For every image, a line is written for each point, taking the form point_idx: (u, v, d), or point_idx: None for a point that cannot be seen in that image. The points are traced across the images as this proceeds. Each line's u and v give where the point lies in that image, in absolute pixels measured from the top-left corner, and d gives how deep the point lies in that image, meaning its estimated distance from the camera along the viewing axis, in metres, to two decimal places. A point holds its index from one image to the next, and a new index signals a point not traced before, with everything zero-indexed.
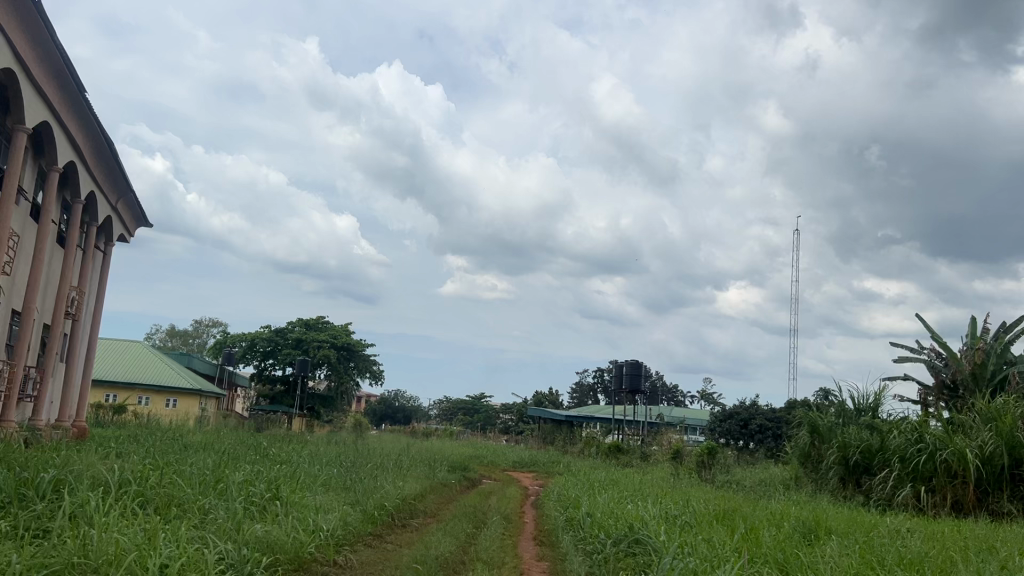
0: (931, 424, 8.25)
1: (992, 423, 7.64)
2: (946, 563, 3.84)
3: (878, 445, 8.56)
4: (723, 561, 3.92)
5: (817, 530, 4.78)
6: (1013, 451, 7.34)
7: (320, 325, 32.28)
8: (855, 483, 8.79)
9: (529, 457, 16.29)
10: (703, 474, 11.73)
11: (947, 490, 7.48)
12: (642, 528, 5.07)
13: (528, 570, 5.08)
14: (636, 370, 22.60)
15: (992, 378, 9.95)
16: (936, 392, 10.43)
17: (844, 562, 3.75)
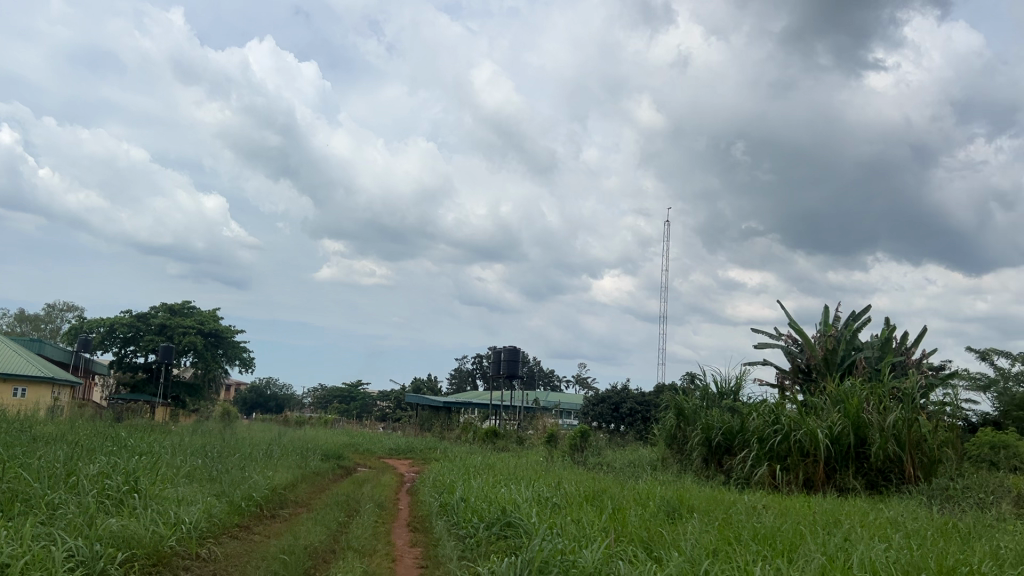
0: (787, 406, 8.75)
1: (841, 405, 8.19)
2: (795, 537, 4.09)
3: (739, 426, 9.02)
4: (589, 541, 4.04)
5: (681, 509, 4.99)
6: (858, 430, 7.90)
7: (186, 310, 30.99)
8: (716, 462, 9.22)
9: (404, 444, 16.21)
10: (576, 457, 12.01)
11: (799, 468, 7.96)
12: (514, 511, 5.15)
13: (400, 557, 5.07)
14: (513, 356, 22.87)
15: (842, 362, 10.64)
16: (792, 376, 11.06)
17: (703, 538, 3.93)
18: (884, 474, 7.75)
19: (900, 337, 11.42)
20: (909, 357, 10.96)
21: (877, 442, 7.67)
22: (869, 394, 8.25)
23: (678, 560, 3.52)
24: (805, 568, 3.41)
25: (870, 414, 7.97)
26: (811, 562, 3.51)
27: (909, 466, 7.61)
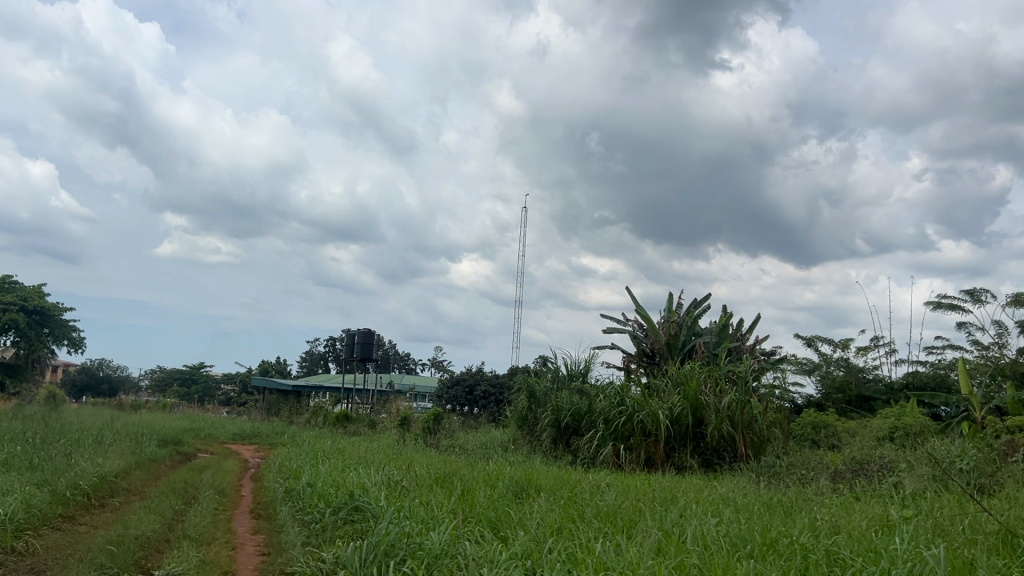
0: (632, 388, 9.11)
1: (681, 387, 8.62)
2: (635, 514, 4.27)
3: (586, 408, 9.31)
4: (436, 523, 4.05)
5: (528, 489, 5.09)
6: (696, 411, 8.34)
7: (6, 285, 28.56)
8: (564, 443, 9.48)
9: (250, 428, 15.67)
10: (427, 440, 12.01)
11: (641, 447, 8.30)
12: (361, 496, 5.10)
13: (240, 544, 4.91)
14: (368, 339, 22.60)
15: (682, 347, 11.18)
16: (637, 360, 11.52)
17: (548, 517, 4.03)
18: (718, 453, 8.22)
19: (736, 324, 12.14)
20: (743, 342, 11.67)
21: (713, 422, 8.13)
22: (707, 377, 8.72)
23: (523, 539, 3.59)
24: (642, 543, 3.57)
25: (707, 396, 8.44)
26: (648, 538, 3.67)
27: (740, 444, 8.11)
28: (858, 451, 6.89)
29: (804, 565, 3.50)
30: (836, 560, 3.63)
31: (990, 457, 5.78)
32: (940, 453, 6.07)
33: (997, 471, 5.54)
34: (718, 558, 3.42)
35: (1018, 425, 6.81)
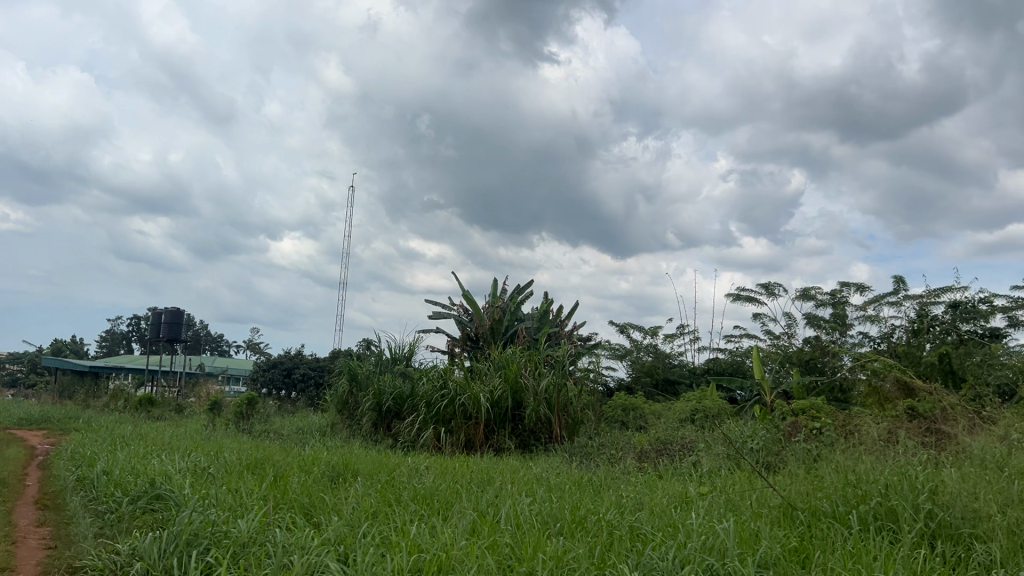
0: (454, 371, 9.18)
1: (502, 370, 8.79)
2: (452, 495, 4.31)
3: (408, 392, 9.29)
4: (246, 511, 3.90)
5: (345, 474, 5.02)
6: (515, 394, 8.56)
7: None
8: (385, 426, 9.42)
9: (38, 413, 14.37)
10: (240, 424, 11.53)
11: (461, 430, 8.38)
12: (164, 484, 4.82)
13: (22, 539, 4.50)
14: (176, 319, 21.35)
15: (505, 332, 11.40)
16: (461, 344, 11.60)
17: (364, 501, 3.99)
18: (534, 434, 8.48)
19: (556, 310, 12.54)
20: (562, 328, 12.09)
21: (531, 405, 8.37)
22: (527, 360, 8.96)
23: (336, 524, 3.53)
24: (457, 524, 3.61)
25: (526, 379, 8.67)
26: (463, 519, 3.72)
27: (556, 426, 8.41)
28: (663, 433, 7.32)
29: (609, 541, 3.68)
30: (638, 534, 3.84)
31: (776, 437, 6.33)
32: (734, 433, 6.56)
33: (781, 449, 6.08)
34: (529, 537, 3.52)
35: (802, 408, 7.49)
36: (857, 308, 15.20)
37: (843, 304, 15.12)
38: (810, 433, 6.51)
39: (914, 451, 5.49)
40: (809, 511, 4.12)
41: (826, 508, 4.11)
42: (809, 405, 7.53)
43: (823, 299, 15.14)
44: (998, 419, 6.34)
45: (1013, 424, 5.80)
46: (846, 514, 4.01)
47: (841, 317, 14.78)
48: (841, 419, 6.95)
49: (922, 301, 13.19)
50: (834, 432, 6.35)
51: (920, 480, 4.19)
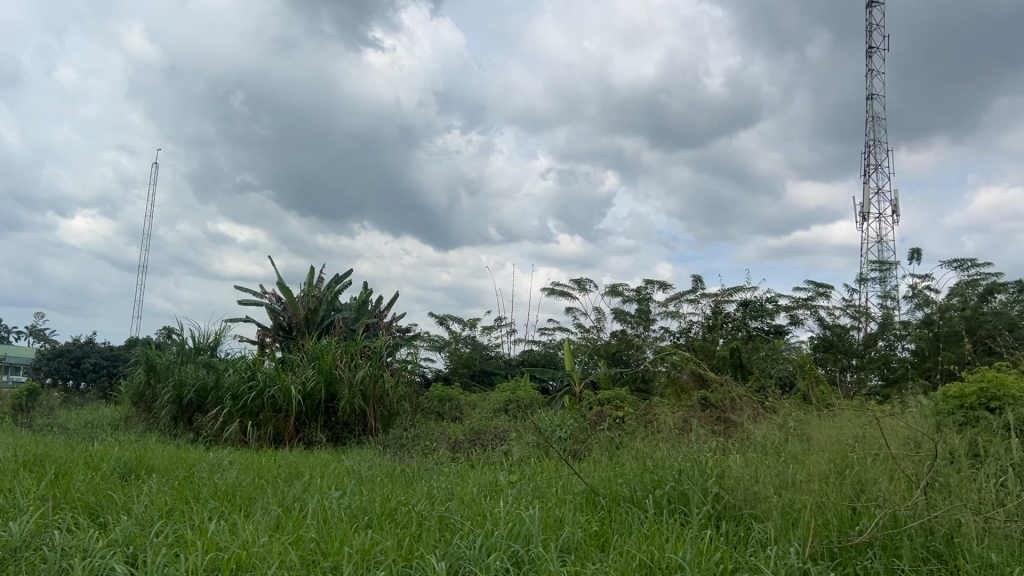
0: (264, 362, 8.82)
1: (316, 362, 8.55)
2: (255, 491, 4.14)
3: (213, 384, 8.83)
4: (20, 513, 3.55)
5: (138, 470, 4.69)
6: (329, 386, 8.36)
7: None
8: (187, 420, 8.89)
9: None
10: (17, 419, 10.49)
11: (269, 423, 8.05)
12: None
13: None
14: None
15: (320, 322, 11.11)
16: (272, 334, 11.15)
17: (159, 499, 3.75)
18: (347, 427, 8.33)
19: (375, 301, 12.39)
20: (380, 319, 11.98)
21: (345, 397, 8.23)
22: (343, 351, 8.80)
23: (125, 524, 3.30)
24: (260, 520, 3.48)
25: (341, 370, 8.49)
26: (267, 515, 3.59)
27: (370, 418, 8.32)
28: (476, 423, 7.43)
29: (418, 532, 3.68)
30: (447, 524, 3.87)
31: (583, 426, 6.60)
32: (544, 423, 6.76)
33: (587, 438, 6.35)
34: (335, 531, 3.44)
35: (608, 398, 7.84)
36: (660, 304, 16.13)
37: (648, 300, 16.01)
38: (614, 422, 6.83)
39: (705, 438, 5.91)
40: (609, 497, 4.33)
41: (625, 493, 4.33)
42: (614, 395, 7.91)
43: (629, 294, 15.93)
44: (777, 409, 6.95)
45: (790, 414, 6.39)
46: (642, 498, 4.25)
47: (645, 312, 15.61)
48: (642, 408, 7.34)
49: (717, 299, 14.19)
50: (636, 421, 6.70)
51: (709, 465, 4.51)
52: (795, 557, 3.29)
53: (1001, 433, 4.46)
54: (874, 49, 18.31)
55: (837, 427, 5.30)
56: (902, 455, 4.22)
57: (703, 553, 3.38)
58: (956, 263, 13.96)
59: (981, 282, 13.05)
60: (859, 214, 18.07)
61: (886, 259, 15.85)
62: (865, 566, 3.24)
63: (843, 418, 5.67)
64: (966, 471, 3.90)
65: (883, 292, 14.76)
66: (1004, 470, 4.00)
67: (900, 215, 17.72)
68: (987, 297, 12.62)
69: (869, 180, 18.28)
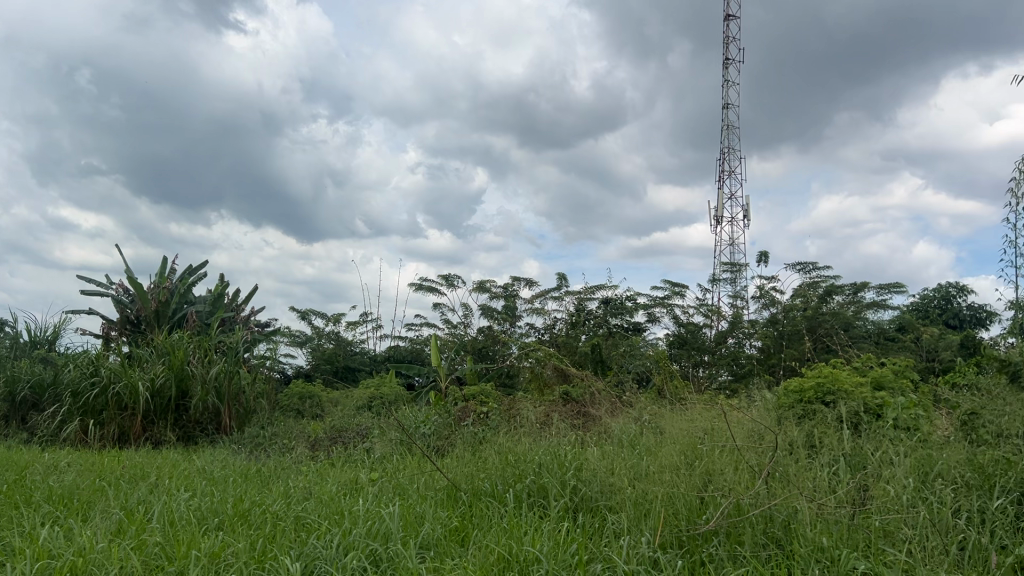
0: (108, 357, 8.31)
1: (166, 357, 8.14)
2: (95, 494, 3.90)
3: (50, 380, 8.25)
4: None
5: None
6: (180, 383, 7.99)
7: None
8: (20, 419, 8.27)
9: None
10: None
11: (113, 422, 7.61)
12: None
13: None
14: None
15: (172, 316, 10.61)
16: (119, 327, 10.52)
17: None
18: (199, 425, 7.99)
19: (232, 294, 11.93)
20: (238, 313, 11.55)
21: (198, 395, 7.89)
22: (196, 346, 8.42)
23: None
24: (98, 525, 3.28)
25: (193, 366, 8.12)
26: (107, 519, 3.39)
27: (224, 416, 8.02)
28: (338, 420, 7.28)
29: (272, 532, 3.57)
30: (303, 524, 3.77)
31: (447, 422, 6.61)
32: (407, 419, 6.71)
33: (451, 434, 6.36)
34: (183, 534, 3.29)
35: (472, 394, 7.87)
36: (526, 301, 16.36)
37: (514, 297, 16.21)
38: (477, 418, 6.88)
39: (564, 433, 6.04)
40: (470, 492, 4.35)
41: (486, 488, 4.37)
42: (479, 390, 7.96)
43: (496, 291, 16.06)
44: (634, 403, 7.20)
45: (646, 408, 6.64)
46: (503, 492, 4.30)
47: (511, 309, 15.79)
48: (505, 403, 7.42)
49: (580, 297, 14.53)
50: (499, 416, 6.77)
51: (568, 458, 4.62)
52: (646, 547, 3.41)
53: (834, 424, 4.80)
54: (730, 60, 19.23)
55: (688, 420, 5.54)
56: (746, 446, 4.46)
57: (560, 545, 3.45)
58: (799, 266, 14.88)
59: (820, 284, 13.98)
60: (714, 217, 18.96)
61: (737, 260, 16.71)
62: (710, 553, 3.40)
63: (693, 412, 5.94)
64: (802, 461, 4.17)
65: (733, 292, 15.55)
66: (836, 460, 4.30)
67: (750, 219, 18.73)
68: (826, 299, 13.54)
69: (724, 186, 19.21)
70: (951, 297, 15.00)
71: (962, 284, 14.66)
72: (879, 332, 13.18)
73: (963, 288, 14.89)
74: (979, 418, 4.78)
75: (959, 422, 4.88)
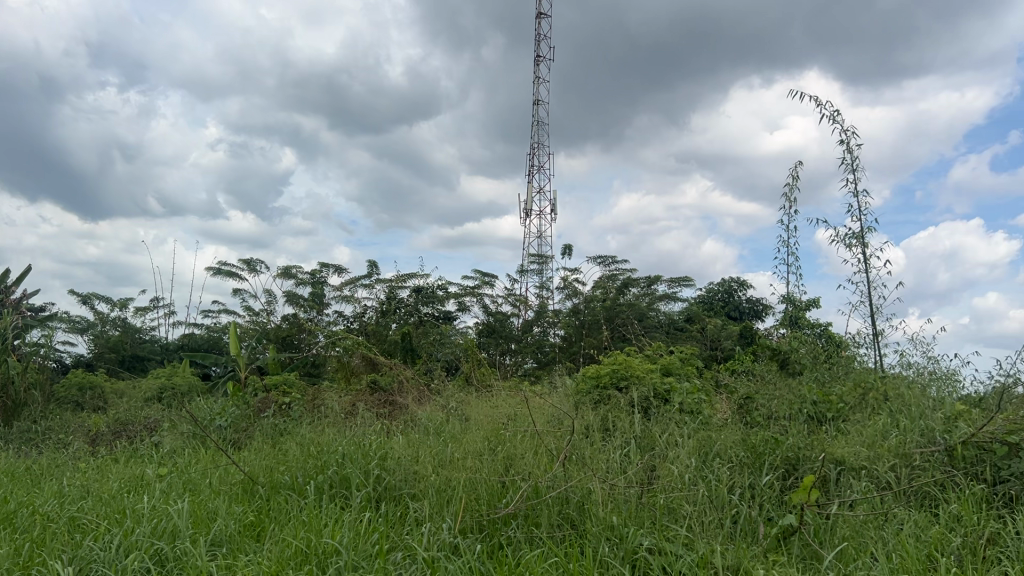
0: None
1: None
2: None
3: None
4: None
5: None
6: None
7: None
8: None
9: None
10: None
11: None
12: None
13: None
14: None
15: None
16: None
17: None
18: None
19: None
20: (7, 296, 10.45)
21: None
22: None
23: None
24: None
25: None
26: None
27: None
28: (123, 412, 6.79)
29: (41, 535, 3.27)
30: (79, 525, 3.48)
31: (245, 413, 6.34)
32: (201, 411, 6.36)
33: (249, 426, 6.12)
34: None
35: (274, 383, 7.60)
36: (334, 288, 16.01)
37: (322, 284, 15.81)
38: (279, 408, 6.65)
39: (370, 422, 5.98)
40: (268, 486, 4.21)
41: (286, 480, 4.23)
42: (280, 380, 7.70)
43: (303, 277, 15.59)
44: (441, 391, 7.27)
45: (452, 395, 6.71)
46: (302, 485, 4.18)
47: (318, 296, 15.41)
48: (309, 393, 7.24)
49: (390, 285, 14.42)
50: (302, 406, 6.59)
51: (372, 448, 4.56)
52: (447, 533, 3.44)
53: (627, 409, 5.07)
54: (542, 58, 19.75)
55: (492, 407, 5.66)
56: (546, 431, 4.61)
57: (361, 535, 3.40)
58: (600, 259, 15.60)
59: (619, 277, 14.74)
60: (522, 210, 19.42)
61: (545, 252, 17.25)
62: (509, 536, 3.49)
63: (497, 398, 6.07)
64: (597, 444, 4.37)
65: (540, 283, 16.04)
66: (628, 442, 4.54)
67: (557, 213, 19.37)
68: (623, 291, 14.29)
69: (533, 179, 19.72)
70: (733, 291, 16.33)
71: (743, 279, 15.98)
72: (670, 323, 14.10)
73: (743, 283, 16.26)
74: (753, 401, 5.24)
75: (736, 405, 5.33)
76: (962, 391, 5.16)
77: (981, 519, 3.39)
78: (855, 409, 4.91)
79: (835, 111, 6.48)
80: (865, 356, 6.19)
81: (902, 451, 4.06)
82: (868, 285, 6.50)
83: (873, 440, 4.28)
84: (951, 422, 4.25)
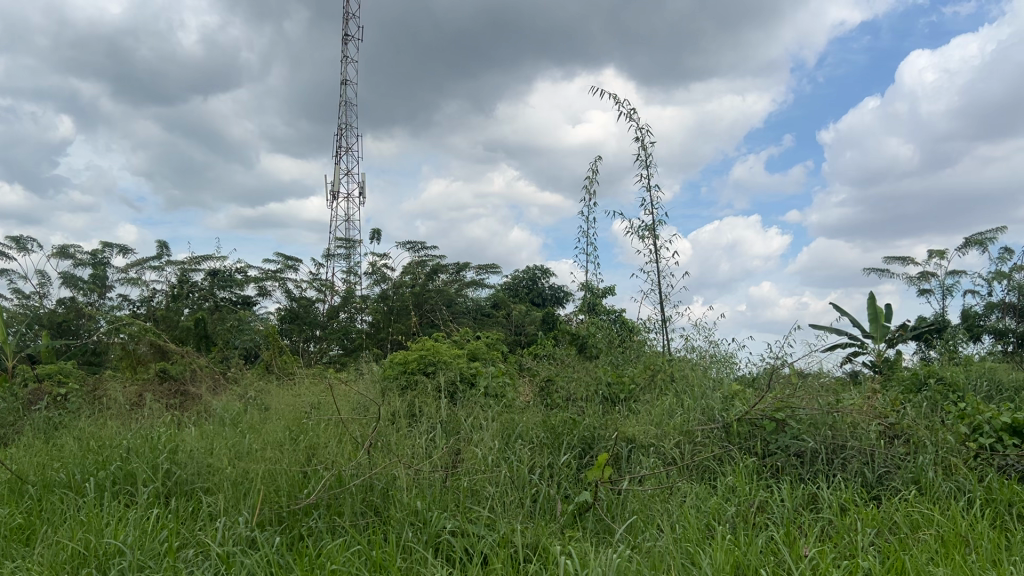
0: None
1: None
2: None
3: None
4: None
5: None
6: None
7: None
8: None
9: None
10: None
11: None
12: None
13: None
14: None
15: None
16: None
17: None
18: None
19: None
20: None
21: None
22: None
23: None
24: None
25: None
26: None
27: None
28: None
29: None
30: None
31: (12, 406, 5.72)
32: None
33: (17, 420, 5.54)
34: None
35: (48, 373, 6.91)
36: (119, 270, 14.85)
37: (104, 265, 14.59)
38: (53, 401, 6.08)
39: (159, 413, 5.60)
40: (40, 485, 3.84)
41: (61, 478, 3.88)
42: (56, 369, 7.03)
43: (82, 257, 14.32)
44: (238, 379, 6.94)
45: (250, 384, 6.42)
46: (81, 482, 3.85)
47: (99, 278, 14.23)
48: (89, 384, 6.67)
49: (183, 267, 13.59)
50: (81, 398, 6.05)
51: (161, 441, 4.27)
52: (243, 527, 3.29)
53: (434, 394, 5.10)
54: (350, 37, 19.29)
55: (294, 395, 5.48)
56: (350, 419, 4.53)
57: (147, 534, 3.17)
58: (409, 246, 15.53)
59: (427, 263, 14.75)
60: (329, 192, 18.87)
61: (352, 236, 16.91)
62: (309, 526, 3.40)
63: (300, 386, 5.90)
64: (403, 430, 4.36)
65: (347, 268, 15.72)
66: (433, 427, 4.57)
67: (365, 197, 19.00)
68: (432, 277, 14.33)
69: (340, 161, 19.22)
70: (537, 279, 16.86)
71: (547, 267, 16.55)
72: (477, 308, 14.30)
73: (546, 271, 16.83)
74: (554, 384, 5.44)
75: (538, 388, 5.51)
76: (738, 372, 5.64)
77: (750, 489, 3.72)
78: (644, 390, 5.22)
79: (631, 108, 6.91)
80: (655, 340, 6.59)
81: (686, 429, 4.37)
82: (658, 275, 6.92)
83: (660, 419, 4.57)
84: (728, 401, 4.63)
